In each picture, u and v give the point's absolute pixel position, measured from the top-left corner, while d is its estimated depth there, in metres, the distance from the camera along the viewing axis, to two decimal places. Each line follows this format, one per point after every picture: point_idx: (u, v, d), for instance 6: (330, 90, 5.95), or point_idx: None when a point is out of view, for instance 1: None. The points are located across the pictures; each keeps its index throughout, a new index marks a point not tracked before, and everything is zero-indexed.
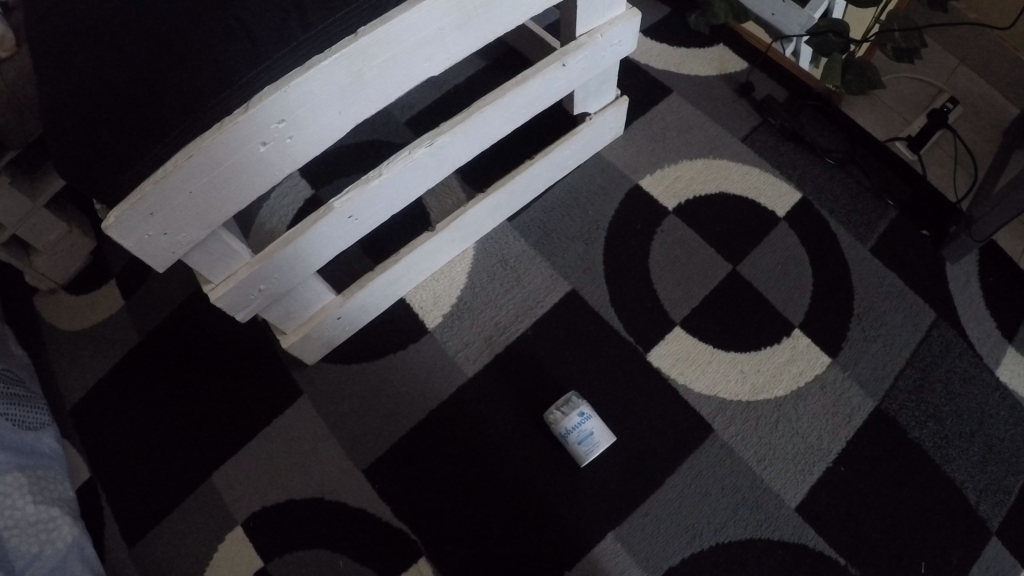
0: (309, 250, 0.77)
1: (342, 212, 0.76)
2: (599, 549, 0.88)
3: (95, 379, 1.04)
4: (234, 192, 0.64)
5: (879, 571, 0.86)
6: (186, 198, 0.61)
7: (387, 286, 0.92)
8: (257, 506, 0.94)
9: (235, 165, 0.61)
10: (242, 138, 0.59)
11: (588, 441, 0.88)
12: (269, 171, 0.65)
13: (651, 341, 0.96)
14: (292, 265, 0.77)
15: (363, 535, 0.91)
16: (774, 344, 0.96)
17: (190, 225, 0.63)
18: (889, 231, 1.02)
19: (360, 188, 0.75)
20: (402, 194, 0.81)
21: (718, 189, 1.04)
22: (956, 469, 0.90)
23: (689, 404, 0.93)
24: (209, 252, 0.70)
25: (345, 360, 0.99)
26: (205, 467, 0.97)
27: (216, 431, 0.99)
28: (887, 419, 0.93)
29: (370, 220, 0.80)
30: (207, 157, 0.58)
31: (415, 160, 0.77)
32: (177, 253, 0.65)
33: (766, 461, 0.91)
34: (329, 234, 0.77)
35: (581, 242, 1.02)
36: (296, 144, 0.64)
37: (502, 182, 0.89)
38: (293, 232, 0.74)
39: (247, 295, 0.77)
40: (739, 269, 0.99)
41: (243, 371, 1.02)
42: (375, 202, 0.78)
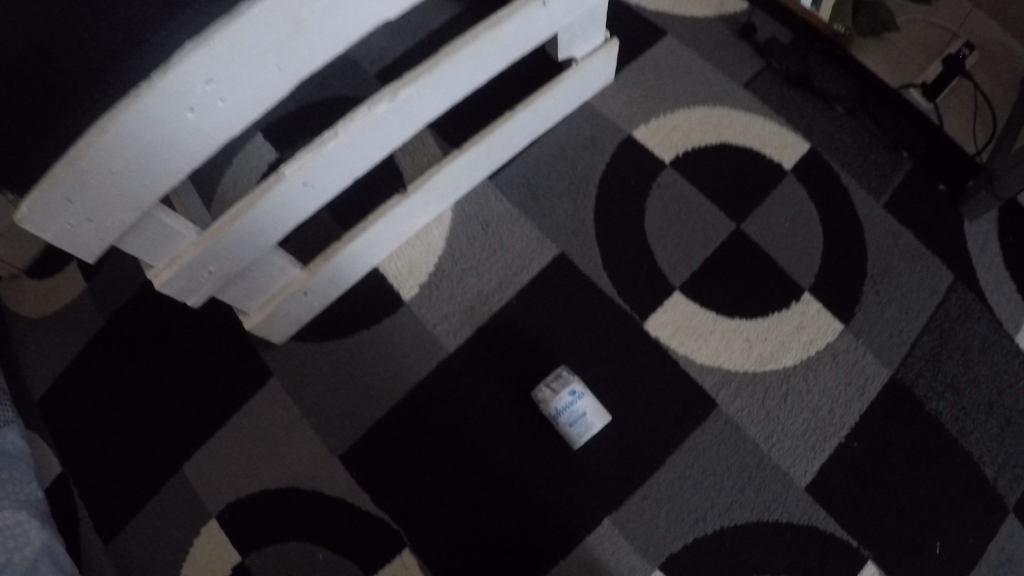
0: (265, 225, 0.69)
1: (297, 180, 0.67)
2: (595, 536, 0.81)
3: (51, 362, 0.96)
4: (166, 167, 0.56)
5: (891, 553, 0.81)
6: (109, 180, 0.53)
7: (357, 257, 0.83)
8: (230, 497, 0.87)
9: (162, 137, 0.53)
10: (164, 105, 0.51)
11: (580, 423, 0.80)
12: (202, 142, 0.56)
13: (648, 308, 0.88)
14: (245, 243, 0.69)
15: (342, 526, 0.84)
16: (782, 310, 0.88)
17: (118, 211, 0.56)
18: (903, 186, 0.94)
19: (315, 151, 0.67)
20: (365, 155, 0.72)
21: (719, 140, 0.94)
22: (976, 444, 0.84)
23: (691, 377, 0.85)
24: (147, 234, 0.63)
25: (315, 338, 0.90)
26: (170, 460, 0.89)
27: (179, 423, 0.90)
28: (903, 389, 0.86)
29: (331, 186, 0.72)
30: (126, 132, 0.50)
31: (376, 116, 0.68)
32: (107, 241, 0.58)
33: (774, 437, 0.84)
34: (284, 204, 0.69)
35: (570, 200, 0.92)
36: (231, 107, 0.56)
37: (479, 136, 0.80)
38: (241, 206, 0.67)
39: (196, 278, 0.70)
40: (742, 228, 0.91)
41: (205, 357, 0.93)
42: (334, 166, 0.70)
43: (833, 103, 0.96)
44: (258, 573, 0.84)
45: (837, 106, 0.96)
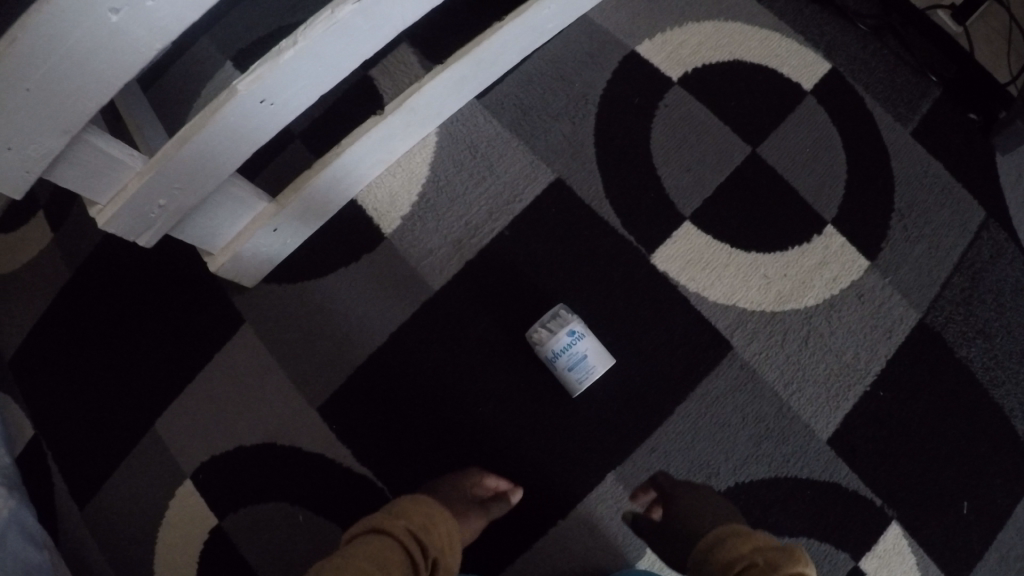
0: (219, 151, 0.60)
1: (252, 96, 0.57)
2: (598, 493, 0.74)
3: None
4: (92, 80, 0.47)
5: (917, 512, 0.75)
6: (24, 97, 0.45)
7: (331, 187, 0.75)
8: (204, 456, 0.79)
9: (82, 44, 0.44)
10: (79, 6, 0.42)
11: (580, 367, 0.73)
12: (134, 48, 0.47)
13: (655, 242, 0.80)
14: (198, 172, 0.61)
15: (323, 483, 0.77)
16: (803, 244, 0.80)
17: (40, 135, 0.48)
18: (932, 113, 0.85)
19: (272, 64, 0.57)
20: (332, 69, 0.62)
21: (731, 57, 0.84)
22: (1005, 396, 0.78)
23: (703, 317, 0.78)
24: (82, 166, 0.56)
25: (289, 278, 0.81)
26: (136, 420, 0.80)
27: (144, 377, 0.81)
28: (932, 335, 0.79)
29: (293, 104, 0.62)
30: (33, 40, 0.42)
31: (341, 20, 0.58)
32: (35, 172, 0.51)
33: (794, 385, 0.77)
34: (239, 125, 0.60)
35: (567, 121, 0.83)
36: (166, 7, 0.46)
37: (465, 50, 0.72)
38: (188, 129, 0.58)
39: (146, 213, 0.63)
40: (758, 151, 0.82)
41: (168, 303, 0.83)
42: (296, 80, 0.60)
43: (855, 21, 0.87)
44: (236, 536, 0.76)
45: (860, 24, 0.87)
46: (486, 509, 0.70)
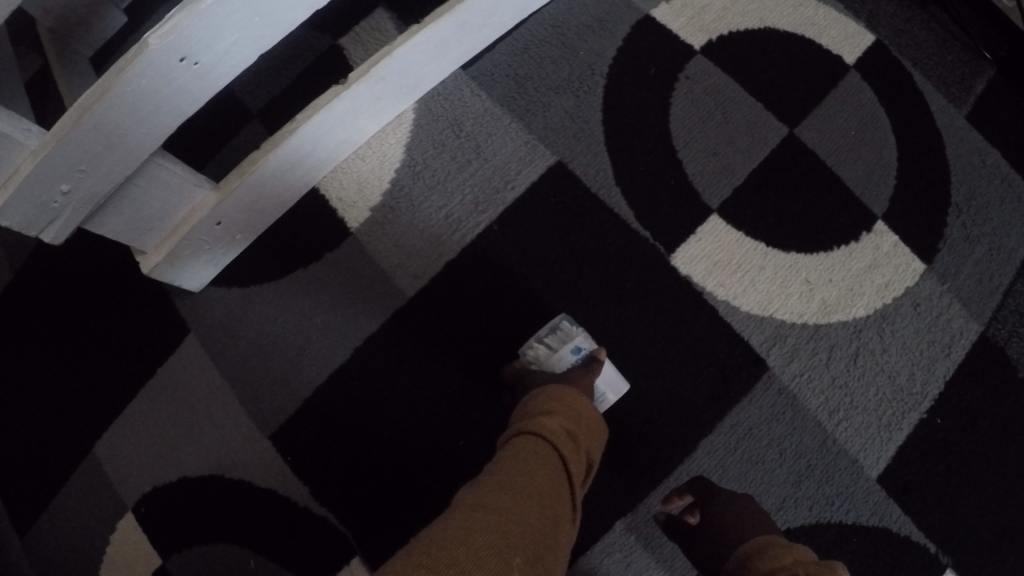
0: (132, 121, 0.48)
1: (169, 50, 0.46)
2: (606, 542, 0.62)
3: None
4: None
5: (982, 565, 0.62)
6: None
7: (288, 171, 0.62)
8: (131, 492, 0.65)
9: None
10: None
11: None
12: None
13: (674, 239, 0.67)
14: (107, 149, 0.49)
15: (271, 527, 0.64)
16: (848, 244, 0.68)
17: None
18: (988, 95, 0.73)
19: (192, 10, 0.45)
20: (271, 20, 0.51)
21: (761, 24, 0.72)
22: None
23: (732, 329, 0.66)
24: None
25: (239, 282, 0.68)
26: (58, 451, 0.67)
27: (66, 399, 0.68)
28: (995, 351, 0.67)
29: (220, 65, 0.50)
30: None
31: None
32: None
33: (841, 412, 0.65)
34: (156, 87, 0.47)
35: (570, 97, 0.70)
36: None
37: (443, 9, 0.60)
38: (93, 92, 0.45)
39: (46, 202, 0.50)
40: (796, 134, 0.70)
41: (97, 311, 0.69)
42: (224, 32, 0.48)
43: None
44: None
45: None
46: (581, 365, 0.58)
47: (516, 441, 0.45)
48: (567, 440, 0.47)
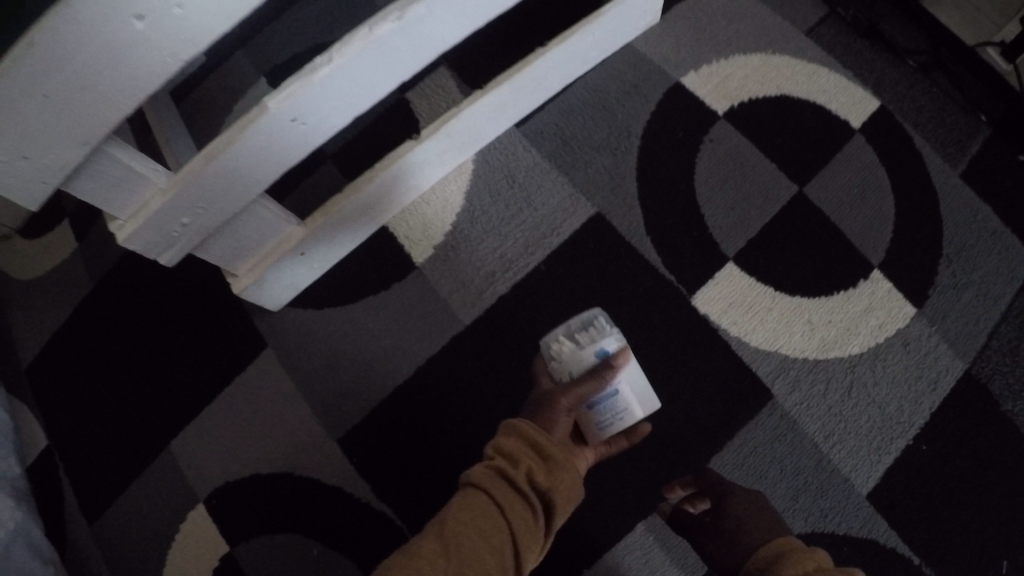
0: (245, 169, 0.58)
1: (282, 115, 0.55)
2: (627, 544, 0.71)
3: (37, 331, 0.88)
4: (117, 88, 0.46)
5: None
6: (42, 102, 0.44)
7: (362, 211, 0.73)
8: (220, 481, 0.78)
9: (101, 52, 0.43)
10: (100, 13, 0.41)
11: (607, 401, 0.63)
12: (159, 58, 0.46)
13: (693, 281, 0.77)
14: (222, 191, 0.59)
15: (328, 515, 0.75)
16: (848, 290, 0.77)
17: (60, 145, 0.47)
18: (983, 155, 0.81)
19: (305, 82, 0.55)
20: (369, 91, 0.61)
21: (779, 91, 0.82)
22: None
23: (743, 361, 0.75)
24: (102, 177, 0.53)
25: (316, 304, 0.80)
26: (158, 442, 0.81)
27: (169, 399, 0.82)
28: (978, 387, 0.75)
29: (323, 125, 0.60)
30: (52, 49, 0.41)
31: (379, 40, 0.56)
32: (53, 184, 0.49)
33: (835, 437, 0.74)
34: (270, 144, 0.57)
35: (608, 153, 0.81)
36: (195, 17, 0.45)
37: (503, 76, 0.70)
38: (217, 144, 0.55)
39: (168, 231, 0.60)
40: (804, 191, 0.79)
41: (202, 325, 0.83)
42: (328, 100, 0.57)
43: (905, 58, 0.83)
44: (246, 568, 0.74)
45: (911, 60, 0.83)
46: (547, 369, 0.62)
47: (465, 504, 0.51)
48: (515, 494, 0.52)
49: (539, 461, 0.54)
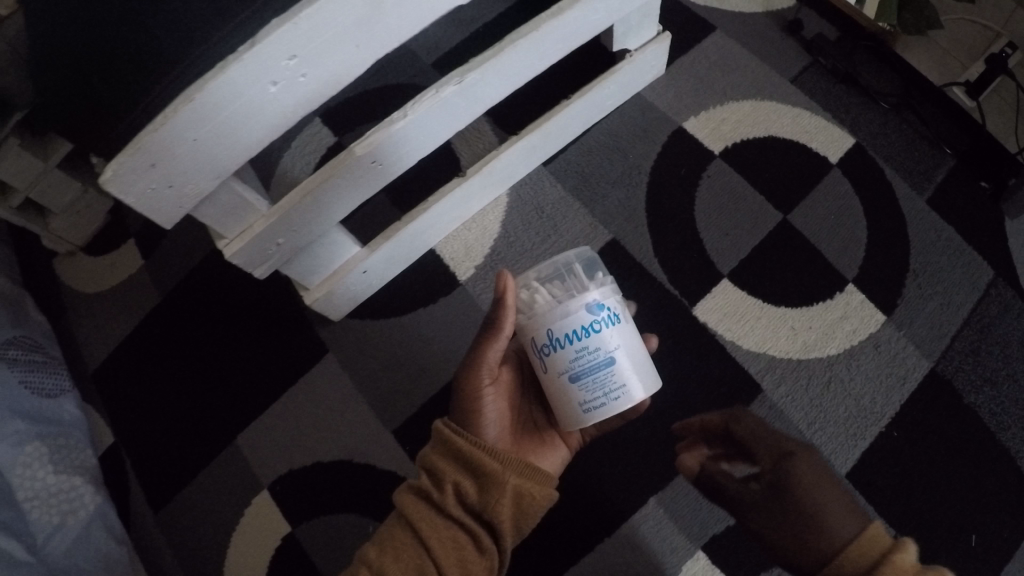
0: (329, 200, 0.71)
1: (366, 157, 0.69)
2: (639, 516, 0.84)
3: (115, 342, 1.03)
4: (246, 136, 0.58)
5: (927, 543, 0.82)
6: (191, 145, 0.55)
7: (414, 236, 0.86)
8: (284, 469, 0.92)
9: (242, 107, 0.55)
10: (249, 80, 0.53)
11: (595, 364, 0.58)
12: (282, 113, 0.58)
13: (696, 294, 0.91)
14: (311, 218, 0.71)
15: (378, 491, 0.89)
16: (826, 300, 0.90)
17: (195, 175, 0.58)
18: (946, 183, 0.94)
19: (384, 132, 0.69)
20: (431, 137, 0.75)
21: (767, 133, 0.97)
22: (1011, 437, 0.85)
23: (737, 362, 0.88)
24: (222, 204, 0.64)
25: (372, 314, 0.95)
26: (219, 440, 0.95)
27: (231, 404, 0.96)
28: (942, 382, 0.87)
29: (393, 166, 0.75)
30: (209, 108, 0.52)
31: (443, 99, 0.71)
32: (185, 207, 0.60)
33: (816, 423, 0.86)
34: (352, 180, 0.71)
35: (622, 188, 0.95)
36: (311, 84, 0.58)
37: (536, 124, 0.84)
38: (313, 179, 0.68)
39: (264, 250, 0.71)
40: (788, 219, 0.93)
41: (262, 340, 0.98)
42: (401, 146, 0.72)
43: (878, 99, 0.97)
44: (309, 543, 0.89)
45: (882, 102, 0.97)
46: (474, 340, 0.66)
47: (397, 533, 0.60)
48: (440, 518, 0.59)
49: (470, 479, 0.61)
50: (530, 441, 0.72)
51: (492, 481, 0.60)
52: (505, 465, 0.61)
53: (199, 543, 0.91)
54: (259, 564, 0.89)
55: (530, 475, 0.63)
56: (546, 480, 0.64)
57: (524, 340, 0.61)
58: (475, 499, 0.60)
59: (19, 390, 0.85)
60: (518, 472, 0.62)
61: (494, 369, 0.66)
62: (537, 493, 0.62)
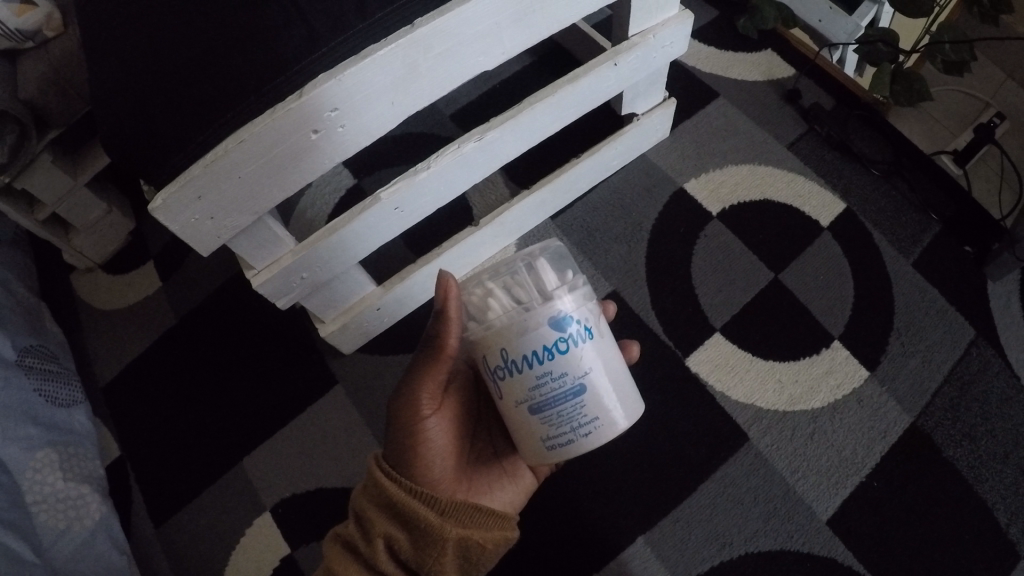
0: (353, 242, 0.77)
1: (390, 203, 0.75)
2: (626, 553, 0.88)
3: (129, 360, 1.08)
4: (283, 178, 0.64)
5: None
6: (235, 182, 0.61)
7: (427, 278, 0.92)
8: (288, 493, 0.97)
9: (283, 151, 0.61)
10: (293, 127, 0.59)
11: (560, 388, 0.54)
12: (318, 159, 0.65)
13: (689, 346, 0.96)
14: (334, 257, 0.77)
15: None
16: (812, 355, 0.95)
17: (235, 211, 0.64)
18: (932, 246, 0.99)
19: (408, 180, 0.75)
20: (451, 188, 0.81)
21: (764, 196, 1.03)
22: (989, 489, 0.88)
23: (726, 411, 0.93)
24: (254, 239, 0.70)
25: (383, 351, 1.02)
26: (223, 461, 1.00)
27: (238, 428, 1.01)
28: (923, 437, 0.90)
29: (415, 213, 0.80)
30: (254, 149, 0.59)
31: (464, 154, 0.76)
32: (223, 238, 0.66)
33: (800, 472, 0.90)
34: (376, 224, 0.77)
35: (624, 243, 1.02)
36: (348, 134, 0.65)
37: (547, 178, 0.90)
38: (339, 221, 0.74)
39: (289, 283, 0.76)
40: (779, 277, 0.99)
41: (273, 368, 1.04)
42: (422, 195, 0.78)
43: (869, 166, 1.03)
44: (307, 565, 0.93)
45: (874, 169, 1.03)
46: (413, 366, 0.65)
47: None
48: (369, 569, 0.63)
49: (396, 528, 0.64)
50: (481, 472, 0.72)
51: (429, 537, 0.63)
52: (444, 519, 0.64)
53: (200, 558, 0.95)
54: None
55: (474, 522, 0.66)
56: (487, 516, 0.67)
57: (477, 355, 0.57)
58: (409, 553, 0.64)
59: (34, 397, 0.91)
60: (458, 520, 0.65)
61: (431, 399, 0.66)
62: (481, 540, 0.66)
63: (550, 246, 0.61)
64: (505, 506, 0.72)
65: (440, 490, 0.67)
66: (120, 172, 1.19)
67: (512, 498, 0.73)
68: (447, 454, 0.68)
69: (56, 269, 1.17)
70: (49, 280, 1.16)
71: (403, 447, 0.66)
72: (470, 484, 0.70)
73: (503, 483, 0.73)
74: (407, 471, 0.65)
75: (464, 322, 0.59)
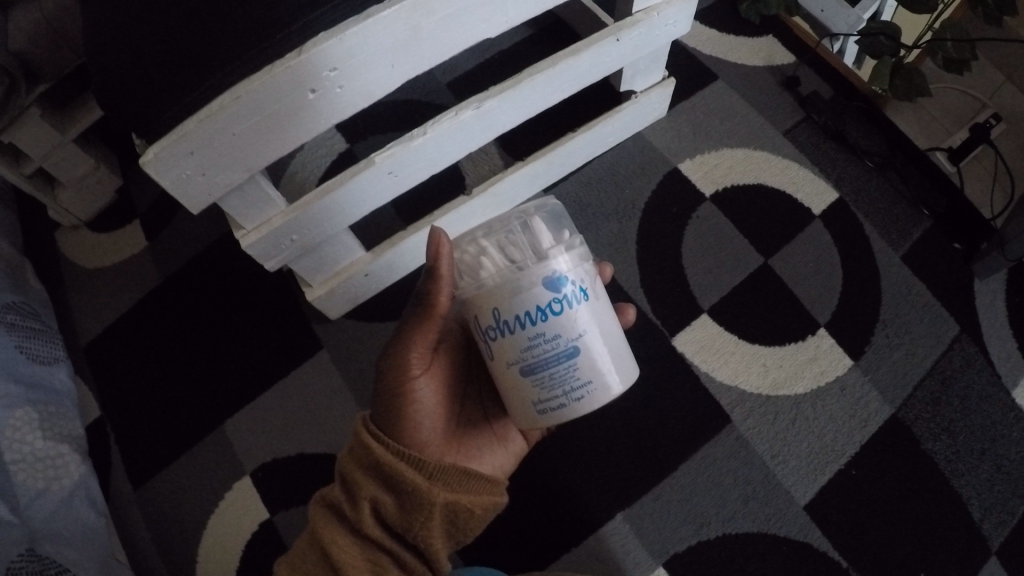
0: (344, 205, 0.76)
1: (384, 167, 0.75)
2: (605, 530, 0.88)
3: (112, 318, 1.08)
4: (278, 137, 0.63)
5: None
6: (229, 138, 0.60)
7: (417, 245, 0.91)
8: (269, 457, 0.97)
9: (279, 109, 0.61)
10: (291, 85, 0.59)
11: (553, 350, 0.54)
12: (314, 119, 0.64)
13: (676, 327, 0.97)
14: (325, 219, 0.76)
15: None
16: (797, 342, 0.95)
17: (228, 168, 0.63)
18: (922, 240, 1.00)
19: (404, 146, 0.75)
20: (446, 156, 0.81)
21: (757, 181, 1.03)
22: (964, 483, 0.88)
23: (709, 393, 0.93)
24: (245, 197, 0.69)
25: (370, 317, 1.02)
26: (204, 423, 1.00)
27: (221, 390, 1.01)
28: (903, 428, 0.91)
29: (409, 178, 0.80)
30: (251, 105, 0.58)
31: (461, 121, 0.76)
32: (215, 196, 0.65)
33: (779, 457, 0.90)
34: (369, 188, 0.77)
35: (616, 221, 1.02)
36: (347, 95, 0.64)
37: (542, 151, 0.90)
38: (333, 183, 0.74)
39: (278, 244, 0.76)
40: (769, 263, 0.99)
41: (258, 331, 1.03)
42: (416, 160, 0.77)
43: (863, 158, 1.04)
44: (285, 528, 0.93)
45: (868, 160, 1.03)
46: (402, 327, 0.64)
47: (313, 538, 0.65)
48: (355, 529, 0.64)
49: (383, 491, 0.64)
50: (469, 435, 0.73)
51: (415, 500, 0.63)
52: (431, 482, 0.63)
53: (178, 519, 0.95)
54: (236, 544, 0.93)
55: (463, 487, 0.66)
56: (479, 480, 0.67)
57: (469, 318, 0.57)
58: (395, 515, 0.64)
59: (15, 354, 0.90)
60: (447, 484, 0.64)
61: (419, 360, 0.66)
62: (470, 504, 0.66)
63: (548, 207, 0.61)
64: (494, 470, 0.72)
65: (428, 453, 0.67)
66: (109, 128, 1.17)
67: (502, 462, 0.74)
68: (436, 416, 0.68)
69: (41, 223, 1.16)
70: (34, 234, 1.15)
71: (392, 408, 0.66)
72: (459, 445, 0.71)
73: (491, 448, 0.73)
74: (394, 433, 0.65)
75: (456, 280, 0.59)
